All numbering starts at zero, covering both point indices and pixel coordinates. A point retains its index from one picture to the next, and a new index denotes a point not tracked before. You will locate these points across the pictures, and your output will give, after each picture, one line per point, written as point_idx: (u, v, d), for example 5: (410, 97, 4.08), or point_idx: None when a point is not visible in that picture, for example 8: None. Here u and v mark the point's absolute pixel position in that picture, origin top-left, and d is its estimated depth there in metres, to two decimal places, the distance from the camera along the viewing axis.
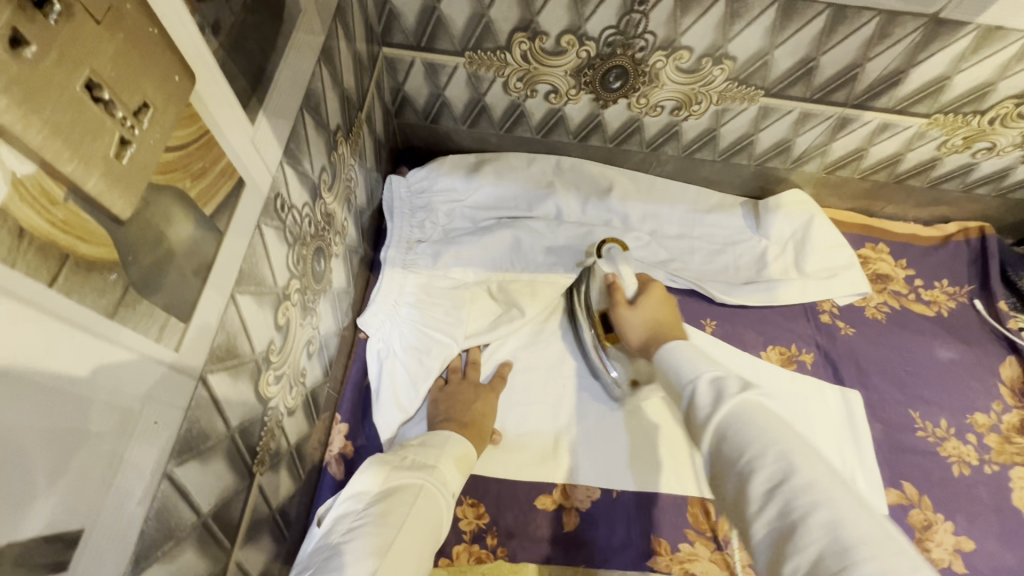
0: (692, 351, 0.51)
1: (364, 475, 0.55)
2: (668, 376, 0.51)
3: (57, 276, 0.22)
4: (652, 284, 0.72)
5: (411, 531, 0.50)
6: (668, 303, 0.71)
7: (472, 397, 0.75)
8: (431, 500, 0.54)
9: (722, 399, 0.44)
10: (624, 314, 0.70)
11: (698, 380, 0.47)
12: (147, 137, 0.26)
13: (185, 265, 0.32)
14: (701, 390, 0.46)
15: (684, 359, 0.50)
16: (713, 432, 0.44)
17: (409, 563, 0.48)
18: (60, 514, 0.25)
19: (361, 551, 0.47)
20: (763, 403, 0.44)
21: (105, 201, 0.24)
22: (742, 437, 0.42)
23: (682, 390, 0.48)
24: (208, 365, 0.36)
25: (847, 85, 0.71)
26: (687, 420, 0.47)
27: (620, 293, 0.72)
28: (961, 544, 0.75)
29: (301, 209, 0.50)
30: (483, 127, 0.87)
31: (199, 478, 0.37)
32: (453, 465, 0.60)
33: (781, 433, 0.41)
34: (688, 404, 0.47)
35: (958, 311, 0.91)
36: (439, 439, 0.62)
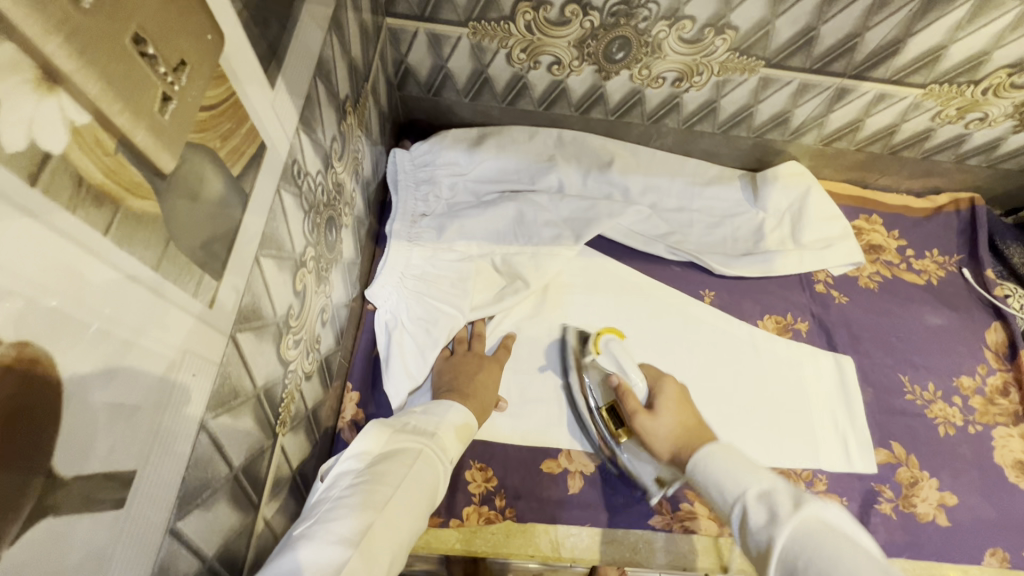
0: (730, 460, 0.55)
1: (366, 435, 0.56)
2: (716, 498, 0.54)
3: (111, 224, 0.23)
4: (664, 382, 0.74)
5: (409, 490, 0.52)
6: (684, 405, 0.71)
7: (477, 368, 0.76)
8: (429, 463, 0.56)
9: (773, 521, 0.47)
10: (647, 421, 0.68)
11: (745, 499, 0.51)
12: (185, 95, 0.27)
13: (216, 223, 0.33)
14: (754, 512, 0.49)
15: (724, 472, 0.54)
16: (776, 560, 0.45)
17: (404, 521, 0.50)
18: (117, 453, 0.26)
19: (361, 504, 0.49)
20: (820, 516, 0.45)
21: (150, 155, 0.25)
22: (807, 564, 0.42)
23: (734, 513, 0.51)
24: (236, 325, 0.37)
25: (846, 55, 0.72)
26: (749, 548, 0.49)
27: (634, 401, 0.71)
28: (944, 499, 0.79)
29: (315, 177, 0.51)
30: (485, 100, 0.87)
31: (230, 432, 0.38)
32: (453, 433, 0.62)
33: (844, 544, 0.42)
34: (743, 525, 0.50)
35: (947, 280, 0.94)
36: (441, 408, 0.65)
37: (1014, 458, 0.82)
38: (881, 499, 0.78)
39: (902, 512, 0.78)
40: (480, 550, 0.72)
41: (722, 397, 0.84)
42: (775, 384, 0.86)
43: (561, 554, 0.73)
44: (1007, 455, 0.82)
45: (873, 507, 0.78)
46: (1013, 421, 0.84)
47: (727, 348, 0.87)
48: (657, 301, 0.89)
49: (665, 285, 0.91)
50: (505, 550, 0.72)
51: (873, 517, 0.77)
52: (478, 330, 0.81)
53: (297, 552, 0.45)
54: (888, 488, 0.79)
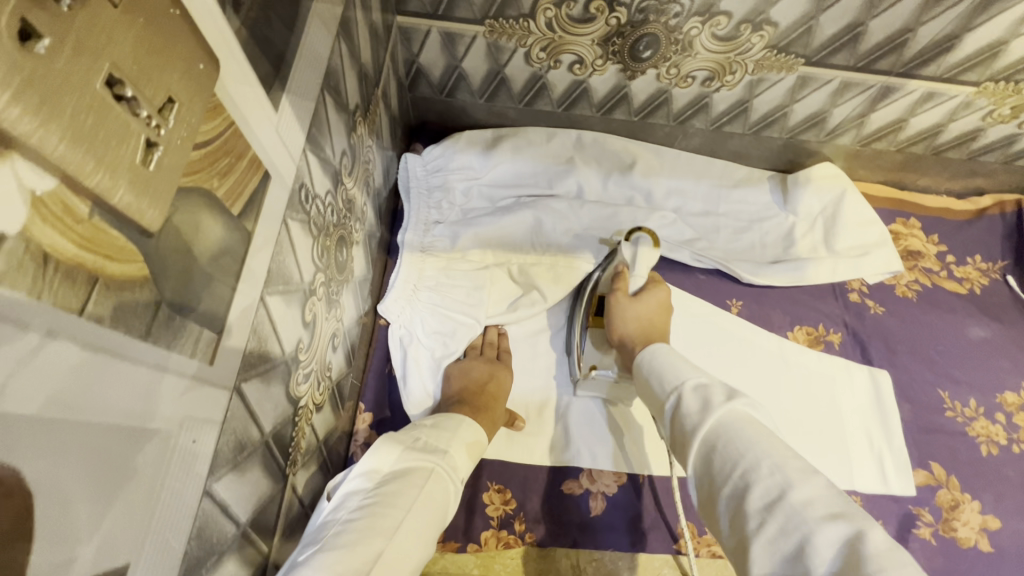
0: (677, 355, 0.56)
1: (376, 451, 0.50)
2: (655, 383, 0.55)
3: (87, 301, 0.20)
4: (658, 286, 0.75)
5: (420, 516, 0.47)
6: (665, 311, 0.74)
7: (488, 376, 0.72)
8: (441, 485, 0.51)
9: (707, 408, 0.47)
10: (622, 302, 0.72)
11: (683, 387, 0.51)
12: (174, 137, 0.23)
13: (215, 271, 0.29)
14: (686, 400, 0.50)
15: (669, 362, 0.55)
16: (701, 435, 0.46)
17: (413, 551, 0.45)
18: (106, 550, 0.23)
19: (371, 531, 0.44)
20: (746, 412, 0.47)
21: (134, 213, 0.21)
22: (728, 451, 0.43)
23: (669, 397, 0.52)
24: (242, 374, 0.34)
25: (895, 52, 0.67)
26: (675, 430, 0.50)
27: (625, 285, 0.75)
28: (987, 523, 0.75)
29: (324, 197, 0.47)
30: (501, 101, 0.82)
31: (237, 490, 0.35)
32: (464, 451, 0.56)
33: (768, 437, 0.44)
34: (674, 411, 0.51)
35: (991, 288, 0.89)
36: (452, 423, 0.58)
37: None
38: (920, 523, 0.74)
39: (942, 537, 0.74)
40: None
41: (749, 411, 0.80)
42: (806, 399, 0.81)
43: None
44: None
45: (912, 531, 0.74)
46: None
47: (756, 361, 0.83)
48: (683, 311, 0.84)
49: (690, 294, 0.86)
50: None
51: (911, 542, 0.73)
52: (489, 338, 0.78)
53: None
54: (927, 511, 0.75)
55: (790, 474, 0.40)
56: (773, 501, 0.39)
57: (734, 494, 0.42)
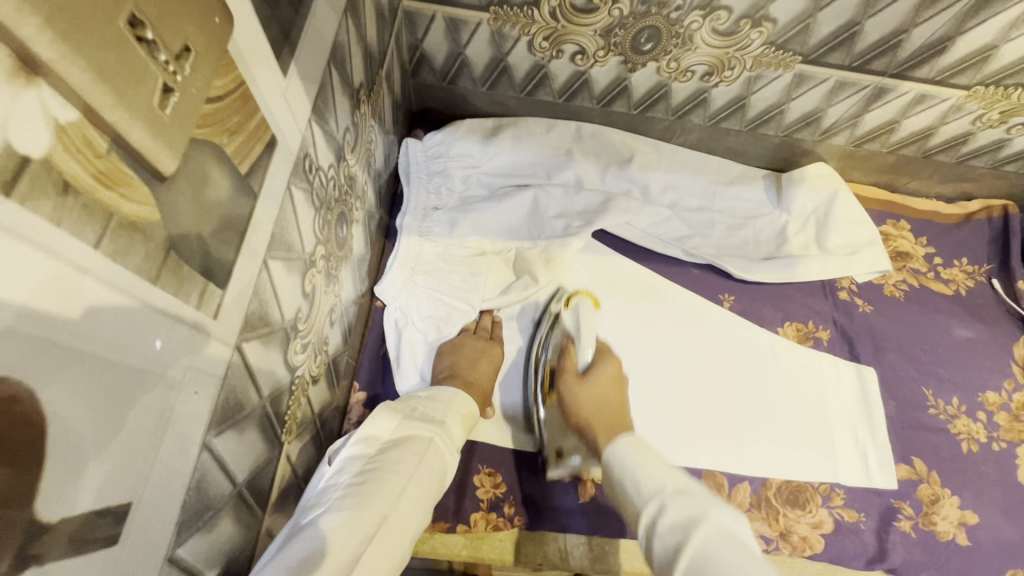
0: (646, 456, 0.52)
1: (376, 419, 0.51)
2: (629, 487, 0.50)
3: (102, 237, 0.21)
4: (607, 357, 0.73)
5: (421, 481, 0.48)
6: (619, 386, 0.70)
7: (480, 353, 0.74)
8: (439, 454, 0.51)
9: (692, 521, 0.44)
10: (570, 384, 0.68)
11: (662, 496, 0.47)
12: (189, 86, 0.23)
13: (222, 227, 0.30)
14: (666, 516, 0.46)
15: (643, 467, 0.50)
16: (683, 561, 0.42)
17: (415, 515, 0.46)
18: (110, 486, 0.23)
19: (373, 493, 0.44)
20: (730, 530, 0.44)
21: (148, 155, 0.22)
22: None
23: (642, 511, 0.48)
24: (243, 334, 0.35)
25: (890, 52, 0.68)
26: (651, 546, 0.46)
27: (572, 361, 0.71)
28: (965, 517, 0.76)
29: (327, 171, 0.48)
30: (503, 90, 0.83)
31: (234, 449, 0.36)
32: (459, 422, 0.58)
33: (750, 557, 0.41)
34: (647, 533, 0.47)
35: (976, 291, 0.91)
36: (447, 395, 0.59)
37: None
38: (901, 516, 0.76)
39: (922, 530, 0.75)
40: (487, 557, 0.70)
41: (742, 410, 0.81)
42: (794, 393, 0.83)
43: (570, 563, 0.71)
44: None
45: (892, 524, 0.75)
46: None
47: (746, 355, 0.85)
48: (673, 304, 0.86)
49: (683, 288, 0.88)
50: (514, 557, 0.71)
51: (892, 534, 0.75)
52: (483, 322, 0.79)
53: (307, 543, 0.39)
54: (908, 505, 0.77)
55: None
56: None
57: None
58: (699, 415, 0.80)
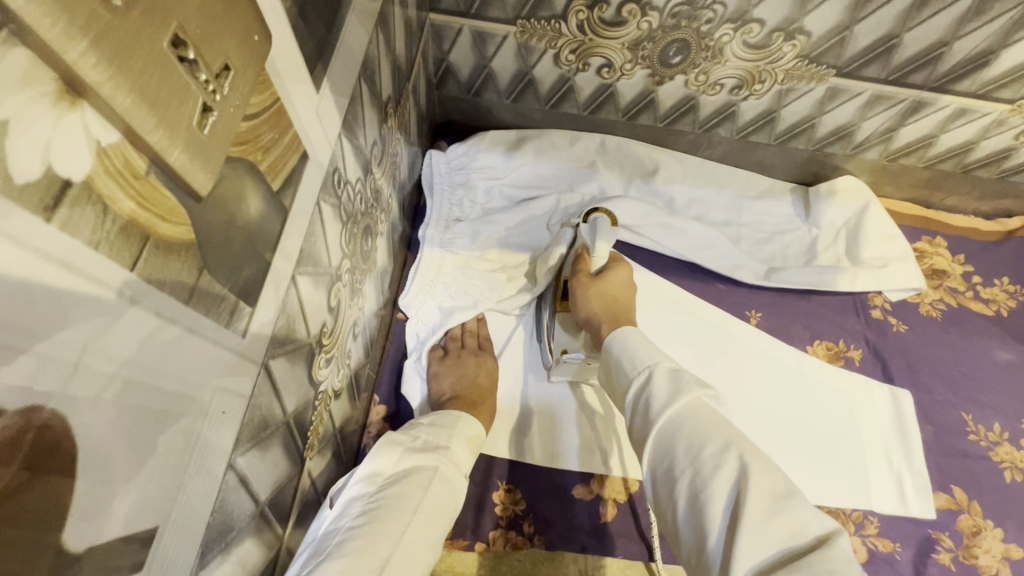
0: (643, 341, 0.56)
1: (378, 453, 0.50)
2: (622, 365, 0.54)
3: (138, 258, 0.20)
4: (620, 265, 0.72)
5: (426, 519, 0.47)
6: (630, 290, 0.71)
7: (475, 367, 0.72)
8: (446, 486, 0.50)
9: (676, 388, 0.49)
10: (583, 284, 0.69)
11: (654, 367, 0.51)
12: (227, 104, 0.23)
13: (253, 245, 0.29)
14: (655, 379, 0.50)
15: (637, 346, 0.55)
16: (662, 421, 0.47)
17: (420, 554, 0.46)
18: (138, 512, 0.23)
19: (377, 535, 0.44)
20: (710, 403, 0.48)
21: (186, 176, 0.21)
22: (686, 439, 0.45)
23: (634, 379, 0.52)
24: (270, 351, 0.34)
25: (929, 66, 0.66)
26: (635, 419, 0.51)
27: (585, 264, 0.72)
28: (1010, 552, 0.72)
29: (354, 185, 0.48)
30: (527, 102, 0.83)
31: (258, 467, 0.35)
32: (464, 446, 0.56)
33: (723, 421, 0.46)
34: (638, 390, 0.51)
35: (1019, 311, 0.86)
36: (450, 420, 0.57)
37: None
38: (939, 548, 0.72)
39: (963, 563, 0.72)
40: None
41: (768, 431, 0.79)
42: (823, 416, 0.80)
43: None
44: None
45: (930, 556, 0.72)
46: None
47: (773, 375, 0.82)
48: (697, 320, 0.84)
49: (709, 304, 0.85)
50: None
51: (930, 567, 0.71)
52: (471, 328, 0.77)
53: None
54: (947, 536, 0.73)
55: (754, 458, 0.42)
56: (740, 480, 0.41)
57: (690, 495, 0.43)
58: None
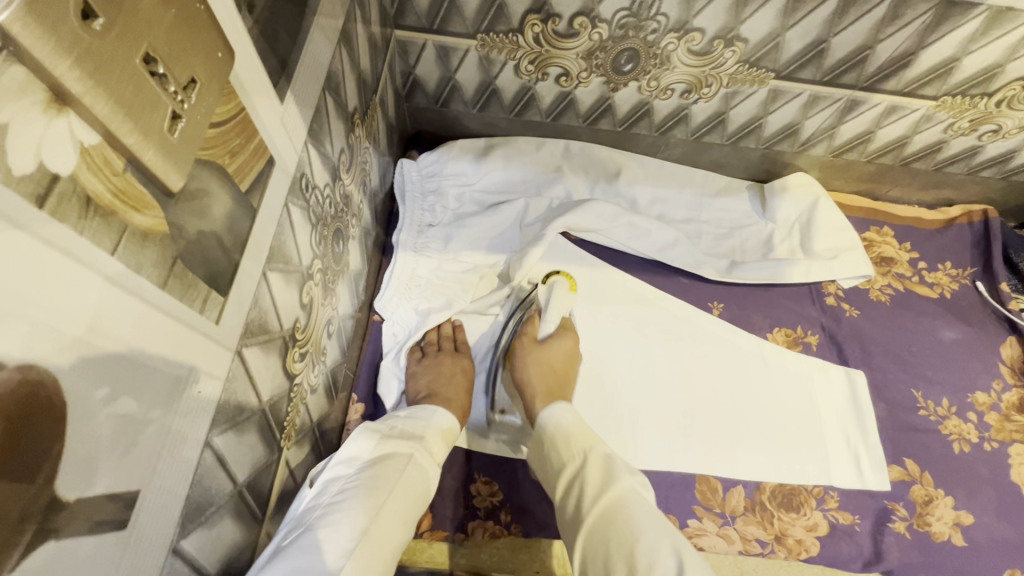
0: (579, 421, 0.61)
1: (356, 439, 0.54)
2: (560, 446, 0.59)
3: (118, 244, 0.23)
4: (567, 333, 0.76)
5: (401, 497, 0.50)
6: (572, 359, 0.75)
7: (455, 368, 0.74)
8: (420, 470, 0.53)
9: (608, 481, 0.54)
10: (528, 346, 0.74)
11: (588, 455, 0.57)
12: (194, 112, 0.26)
13: (223, 239, 0.32)
14: (589, 469, 0.56)
15: (576, 428, 0.60)
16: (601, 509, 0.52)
17: (396, 529, 0.48)
18: (121, 474, 0.26)
19: (354, 510, 0.46)
20: (639, 491, 0.54)
21: (159, 173, 0.25)
22: (619, 530, 0.50)
23: (572, 463, 0.57)
24: (243, 339, 0.37)
25: (858, 67, 0.72)
26: (567, 498, 0.56)
27: (533, 329, 0.76)
28: (960, 518, 0.77)
29: (323, 189, 0.51)
30: (493, 111, 0.87)
31: (235, 449, 0.38)
32: (438, 437, 0.59)
33: (652, 513, 0.52)
34: (574, 478, 0.56)
35: (961, 293, 0.93)
36: (425, 413, 0.61)
37: None
38: (895, 517, 0.77)
39: (916, 530, 0.76)
40: (484, 565, 0.72)
41: (732, 415, 0.83)
42: (783, 398, 0.84)
43: (567, 569, 0.72)
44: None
45: (887, 525, 0.76)
46: None
47: (736, 362, 0.86)
48: (663, 313, 0.88)
49: (674, 297, 0.89)
50: (510, 566, 0.72)
51: (886, 536, 0.76)
52: (448, 332, 0.79)
53: (287, 560, 0.41)
54: (902, 506, 0.78)
55: (684, 554, 0.47)
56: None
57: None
58: (691, 422, 0.82)
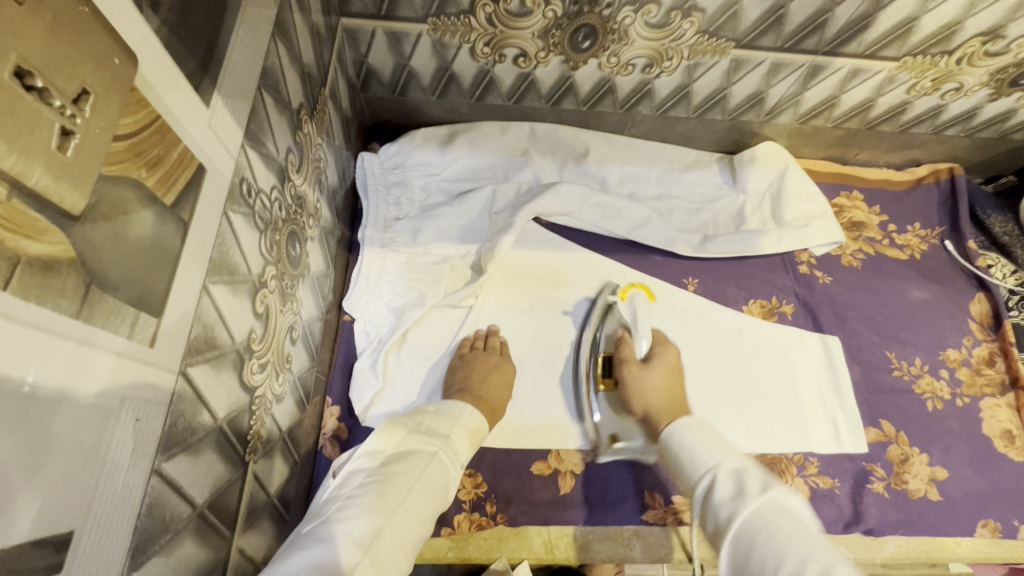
0: (704, 437, 0.57)
1: (379, 433, 0.53)
2: (687, 464, 0.56)
3: (10, 278, 0.22)
4: (666, 347, 0.77)
5: (420, 496, 0.49)
6: (675, 373, 0.75)
7: (491, 368, 0.74)
8: (442, 467, 0.52)
9: (742, 495, 0.48)
10: (636, 371, 0.74)
11: (716, 470, 0.52)
12: (91, 126, 0.25)
13: (149, 259, 0.31)
14: (719, 485, 0.51)
15: (699, 447, 0.56)
16: (735, 526, 0.46)
17: (413, 527, 0.47)
18: (44, 518, 0.24)
19: (372, 507, 0.46)
20: (784, 501, 0.47)
21: (51, 195, 0.23)
22: (760, 548, 0.44)
23: (700, 482, 0.53)
24: (187, 359, 0.36)
25: (818, 32, 0.71)
26: (706, 520, 0.51)
27: (630, 350, 0.77)
28: (935, 473, 0.79)
29: (269, 192, 0.49)
30: (452, 97, 0.84)
31: (190, 471, 0.37)
32: (465, 437, 0.58)
33: (804, 530, 0.44)
34: (705, 495, 0.52)
35: (930, 253, 0.94)
36: (455, 408, 0.60)
37: (1002, 428, 0.82)
38: (873, 478, 0.78)
39: (894, 489, 0.78)
40: (474, 556, 0.73)
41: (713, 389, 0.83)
42: (762, 369, 0.85)
43: (555, 554, 0.73)
44: (996, 426, 0.82)
45: (865, 486, 0.78)
46: (1000, 390, 0.85)
47: (713, 336, 0.86)
48: None
49: (649, 276, 0.89)
50: (499, 554, 0.73)
51: (866, 497, 0.77)
52: (492, 342, 0.79)
53: (304, 554, 0.42)
54: (879, 466, 0.79)
55: None
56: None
57: None
58: None
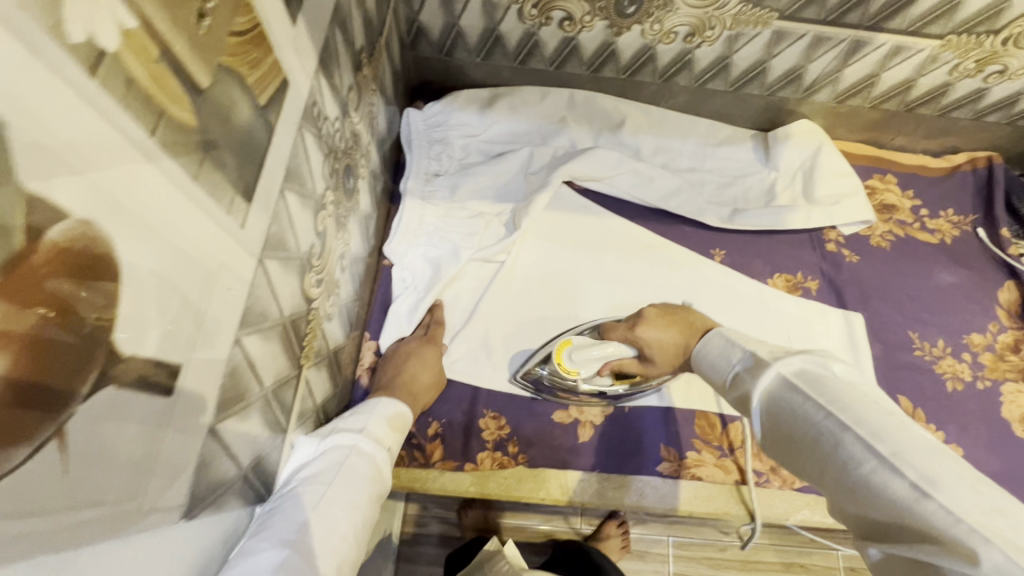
0: (707, 347, 0.53)
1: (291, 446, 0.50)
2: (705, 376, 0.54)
3: (157, 128, 0.26)
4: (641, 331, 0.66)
5: (345, 486, 0.46)
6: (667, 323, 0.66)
7: (409, 356, 0.74)
8: (363, 459, 0.50)
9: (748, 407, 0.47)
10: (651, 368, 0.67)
11: (725, 389, 0.50)
12: (217, 14, 0.29)
13: (245, 149, 0.35)
14: (734, 396, 0.49)
15: (706, 361, 0.53)
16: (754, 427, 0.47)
17: (345, 518, 0.45)
18: (164, 346, 0.29)
19: (293, 507, 0.43)
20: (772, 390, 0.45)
21: (186, 67, 0.27)
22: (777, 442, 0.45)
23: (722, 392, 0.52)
24: (265, 251, 0.40)
25: (862, 5, 0.72)
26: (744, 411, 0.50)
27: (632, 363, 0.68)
28: (951, 451, 0.80)
29: (333, 122, 0.53)
30: (496, 59, 0.88)
31: (261, 352, 0.41)
32: (385, 426, 0.55)
33: (795, 410, 0.42)
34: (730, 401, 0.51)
35: (961, 239, 0.94)
36: (369, 405, 0.57)
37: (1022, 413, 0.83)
38: None
39: None
40: (493, 492, 0.77)
41: None
42: (783, 339, 0.86)
43: (571, 497, 0.77)
44: (1015, 411, 0.83)
45: None
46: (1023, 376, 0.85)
47: (738, 304, 0.88)
48: (667, 258, 0.90)
49: (676, 245, 0.91)
50: (518, 492, 0.77)
51: None
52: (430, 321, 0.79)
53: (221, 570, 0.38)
54: None
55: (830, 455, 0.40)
56: (829, 472, 0.40)
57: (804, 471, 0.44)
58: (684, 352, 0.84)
